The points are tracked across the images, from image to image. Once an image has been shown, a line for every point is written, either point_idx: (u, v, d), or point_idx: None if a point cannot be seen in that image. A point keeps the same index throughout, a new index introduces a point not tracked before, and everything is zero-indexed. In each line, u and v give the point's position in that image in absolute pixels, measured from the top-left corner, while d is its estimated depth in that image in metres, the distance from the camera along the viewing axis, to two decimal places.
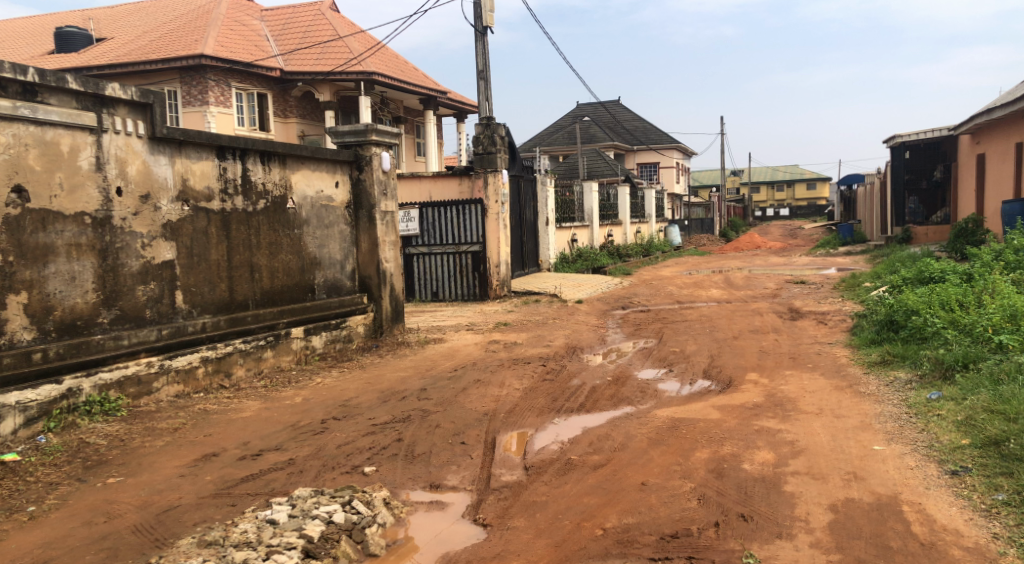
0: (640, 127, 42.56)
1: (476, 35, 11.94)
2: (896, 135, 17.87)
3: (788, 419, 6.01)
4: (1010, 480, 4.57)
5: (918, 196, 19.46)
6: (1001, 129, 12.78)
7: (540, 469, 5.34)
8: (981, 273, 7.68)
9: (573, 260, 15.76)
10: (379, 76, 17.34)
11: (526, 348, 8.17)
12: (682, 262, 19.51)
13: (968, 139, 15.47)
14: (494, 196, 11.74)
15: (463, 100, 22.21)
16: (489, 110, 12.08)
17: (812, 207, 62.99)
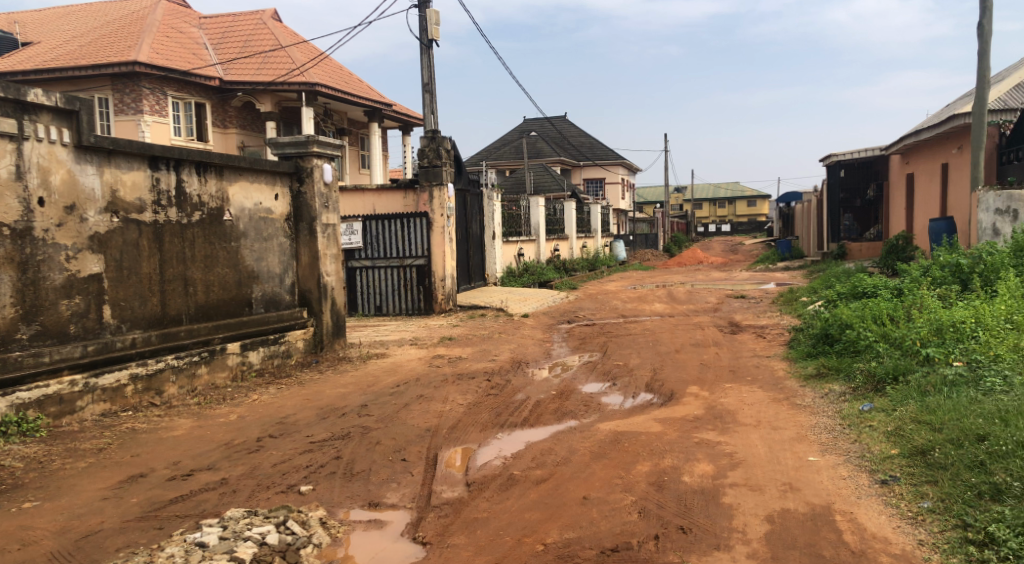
0: (587, 143, 43.07)
1: (421, 48, 11.92)
2: (832, 154, 18.46)
3: (726, 431, 6.10)
4: (934, 488, 4.72)
5: (853, 214, 20.03)
6: (929, 149, 13.33)
7: (482, 485, 5.29)
8: (910, 288, 7.96)
9: (519, 274, 15.80)
10: (321, 86, 17.17)
11: (470, 363, 8.13)
12: (626, 277, 19.75)
13: (899, 158, 16.09)
14: (440, 209, 11.68)
15: (409, 113, 22.18)
16: (434, 123, 12.06)
17: (753, 224, 64.62)
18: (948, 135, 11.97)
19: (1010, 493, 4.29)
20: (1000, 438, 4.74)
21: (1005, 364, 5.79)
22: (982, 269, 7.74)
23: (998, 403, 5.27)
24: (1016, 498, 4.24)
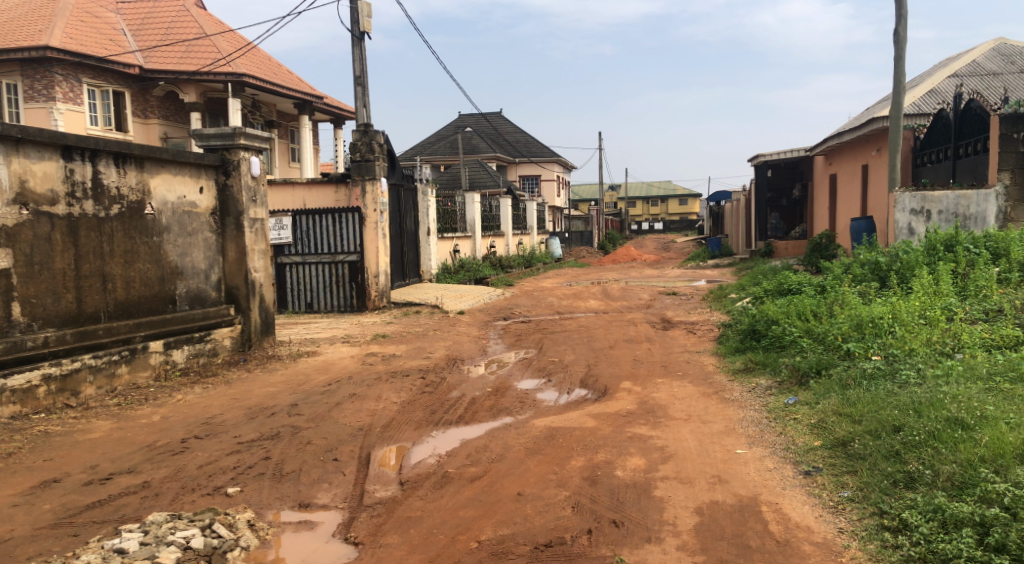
0: (522, 139, 43.13)
1: (353, 40, 11.74)
2: (759, 155, 19.05)
3: (658, 425, 6.21)
4: (854, 478, 4.91)
5: (779, 213, 20.84)
6: (850, 151, 13.87)
7: (416, 483, 5.24)
8: (833, 285, 8.26)
9: (455, 271, 15.75)
10: (249, 77, 16.73)
11: (405, 360, 8.05)
12: (561, 274, 19.91)
13: (822, 159, 16.72)
14: (373, 205, 11.52)
15: (341, 106, 21.84)
16: (367, 116, 11.90)
17: (683, 222, 66.16)
18: (868, 137, 12.48)
19: (922, 481, 4.50)
20: (914, 428, 4.97)
21: (919, 357, 6.06)
22: (899, 266, 8.08)
23: (912, 394, 5.51)
24: (928, 486, 4.45)
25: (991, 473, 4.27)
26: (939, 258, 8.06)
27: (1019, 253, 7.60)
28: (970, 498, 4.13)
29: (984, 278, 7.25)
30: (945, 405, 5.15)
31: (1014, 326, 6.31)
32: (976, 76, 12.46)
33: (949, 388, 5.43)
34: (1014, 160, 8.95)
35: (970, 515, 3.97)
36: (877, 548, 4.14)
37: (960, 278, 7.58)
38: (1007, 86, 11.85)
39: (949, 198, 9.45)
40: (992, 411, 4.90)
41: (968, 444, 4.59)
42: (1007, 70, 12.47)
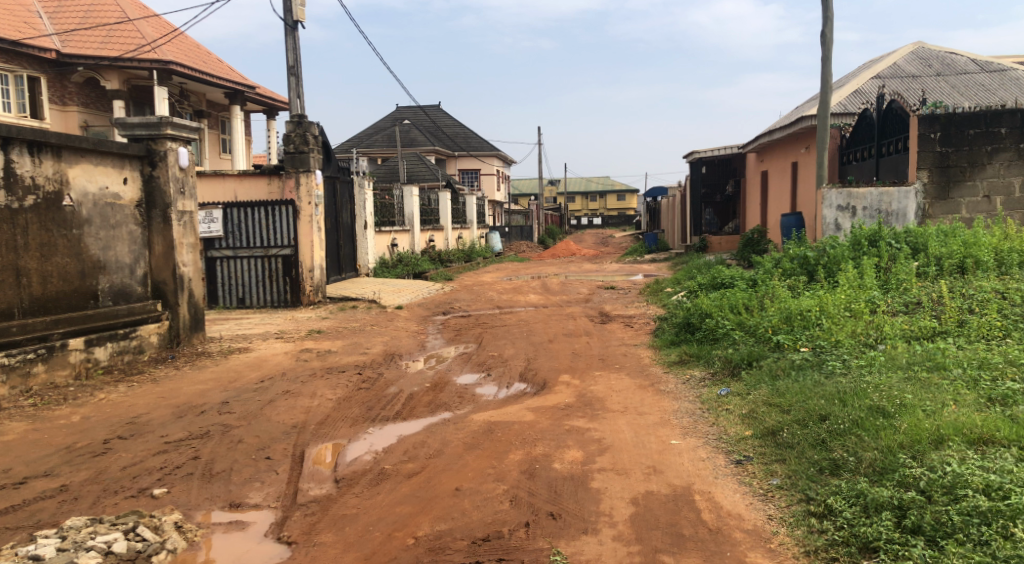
0: (461, 133, 42.95)
1: (286, 29, 11.49)
2: (694, 151, 19.45)
3: (596, 418, 6.28)
4: (782, 465, 5.06)
5: (713, 209, 21.45)
6: (780, 149, 14.28)
7: (352, 481, 5.17)
8: (764, 279, 8.49)
9: (392, 265, 15.62)
10: (176, 64, 16.19)
11: (341, 356, 7.94)
12: (501, 268, 19.94)
13: (754, 156, 17.18)
14: (307, 197, 11.34)
15: (275, 96, 21.35)
16: (301, 107, 11.67)
17: (623, 218, 67.18)
18: (797, 135, 12.87)
19: (846, 468, 4.66)
20: (839, 417, 5.15)
21: (844, 349, 6.28)
22: (826, 261, 8.37)
23: (838, 384, 5.71)
24: (851, 472, 4.61)
25: (909, 458, 4.45)
26: (863, 253, 8.37)
27: (937, 248, 7.94)
28: (890, 482, 4.30)
29: (905, 272, 7.56)
30: (868, 394, 5.36)
31: (932, 317, 6.59)
32: (897, 78, 12.96)
33: (871, 377, 5.65)
34: (932, 159, 9.48)
35: (889, 499, 4.13)
36: (804, 533, 4.27)
37: (883, 272, 7.89)
38: (925, 88, 12.36)
39: (873, 195, 9.69)
40: (910, 399, 5.11)
41: (888, 431, 4.78)
42: (926, 72, 13.01)
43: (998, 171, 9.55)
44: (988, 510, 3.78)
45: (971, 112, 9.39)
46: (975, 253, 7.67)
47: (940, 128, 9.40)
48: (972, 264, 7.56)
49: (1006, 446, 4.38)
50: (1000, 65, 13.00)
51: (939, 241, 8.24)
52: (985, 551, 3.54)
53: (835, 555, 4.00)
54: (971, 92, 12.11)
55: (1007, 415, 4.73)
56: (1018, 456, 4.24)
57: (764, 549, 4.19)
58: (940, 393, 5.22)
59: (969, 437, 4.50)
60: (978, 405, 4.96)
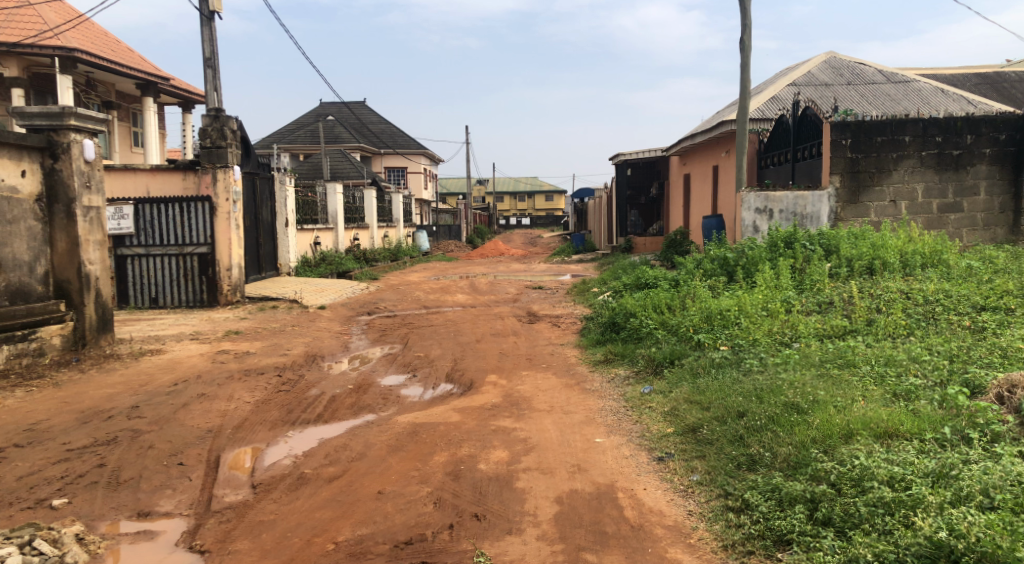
0: (387, 130, 42.52)
1: (202, 19, 11.11)
2: (619, 153, 19.84)
3: (522, 417, 6.29)
4: (702, 462, 5.17)
5: (638, 211, 21.62)
6: (702, 152, 14.62)
7: (269, 486, 5.01)
8: (685, 280, 8.69)
9: (315, 264, 15.29)
10: (81, 52, 15.41)
11: (260, 358, 7.72)
12: (429, 268, 19.78)
13: (676, 159, 17.56)
14: (225, 193, 11.01)
15: (190, 89, 20.61)
16: (218, 100, 11.31)
17: (551, 218, 67.78)
18: (718, 139, 13.18)
19: (762, 463, 4.80)
20: (756, 414, 5.30)
21: (761, 347, 6.48)
22: (744, 262, 8.64)
23: (755, 382, 5.88)
24: (767, 467, 4.75)
25: (820, 453, 4.61)
26: (780, 254, 8.65)
27: (848, 250, 8.27)
28: (803, 476, 4.44)
29: (818, 273, 7.85)
30: (783, 391, 5.52)
31: (843, 316, 6.87)
32: (811, 86, 13.45)
33: (786, 374, 5.84)
34: (843, 164, 9.92)
35: (802, 493, 4.27)
36: (722, 528, 4.36)
37: (798, 272, 8.18)
38: (837, 96, 12.88)
39: (789, 198, 10.05)
40: (822, 395, 5.30)
41: (802, 427, 4.93)
42: (837, 81, 13.59)
43: (903, 178, 10.03)
44: (892, 500, 3.92)
45: (878, 120, 9.83)
46: (882, 255, 8.03)
47: (850, 135, 9.81)
48: (880, 265, 7.92)
49: (909, 439, 4.58)
50: (904, 76, 13.68)
51: (851, 243, 8.58)
52: (889, 540, 3.69)
53: (751, 549, 4.10)
54: (878, 101, 12.68)
55: (909, 410, 4.94)
56: (919, 448, 4.43)
57: (685, 544, 4.27)
58: (849, 389, 5.43)
59: (876, 432, 4.68)
60: (884, 400, 5.17)
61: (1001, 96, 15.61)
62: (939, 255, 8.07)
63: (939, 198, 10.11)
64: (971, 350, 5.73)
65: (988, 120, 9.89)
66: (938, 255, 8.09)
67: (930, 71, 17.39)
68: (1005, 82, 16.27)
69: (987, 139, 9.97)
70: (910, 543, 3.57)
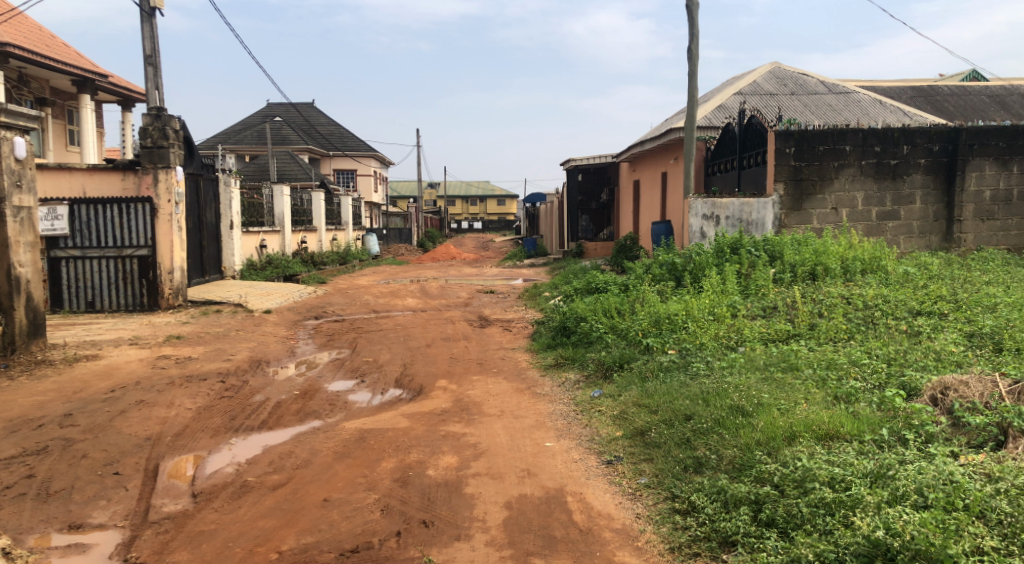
0: (336, 132, 42.01)
1: (142, 16, 10.82)
2: (571, 159, 20.03)
3: (471, 423, 6.25)
4: (650, 465, 5.21)
5: (588, 216, 21.61)
6: (651, 159, 14.82)
7: (210, 495, 4.87)
8: (635, 285, 8.79)
9: (261, 267, 14.99)
10: (14, 47, 14.86)
11: (202, 363, 7.52)
12: (378, 272, 19.60)
13: (626, 166, 17.78)
14: (166, 195, 10.79)
15: (130, 86, 20.04)
16: (159, 99, 11.02)
17: (501, 223, 67.89)
18: (666, 146, 13.38)
19: (708, 465, 4.86)
20: (702, 416, 5.38)
21: (707, 351, 6.58)
22: (692, 267, 8.77)
23: (701, 385, 5.96)
24: (713, 469, 4.81)
25: (765, 455, 4.68)
26: (726, 259, 8.80)
27: (791, 256, 8.47)
28: (748, 478, 4.52)
29: (763, 278, 8.02)
30: (728, 394, 5.61)
31: (786, 321, 7.01)
32: (756, 95, 13.75)
33: (732, 378, 5.93)
34: (786, 172, 10.14)
35: (747, 494, 4.33)
36: (668, 530, 4.41)
37: (743, 277, 8.35)
38: (781, 105, 13.19)
39: (735, 205, 10.18)
40: (766, 398, 5.39)
41: (747, 429, 5.01)
42: (781, 91, 13.93)
43: (844, 186, 10.31)
44: (832, 501, 4.00)
45: (820, 130, 10.10)
46: (824, 261, 8.24)
47: (794, 144, 10.06)
48: (822, 271, 8.13)
49: (849, 441, 4.69)
50: (845, 87, 14.09)
51: (794, 249, 8.78)
52: (829, 540, 3.76)
53: (697, 551, 4.16)
54: (820, 111, 13.03)
55: (850, 412, 5.06)
56: (859, 449, 4.53)
57: (632, 547, 4.30)
58: (793, 392, 5.53)
59: (818, 434, 4.78)
60: (826, 402, 5.28)
61: (935, 108, 16.20)
62: (878, 261, 8.32)
63: (878, 207, 10.44)
64: (907, 354, 5.90)
65: (923, 131, 10.29)
66: (877, 261, 8.34)
67: (870, 84, 17.96)
68: (939, 95, 16.88)
69: (921, 150, 10.38)
70: (849, 542, 3.65)
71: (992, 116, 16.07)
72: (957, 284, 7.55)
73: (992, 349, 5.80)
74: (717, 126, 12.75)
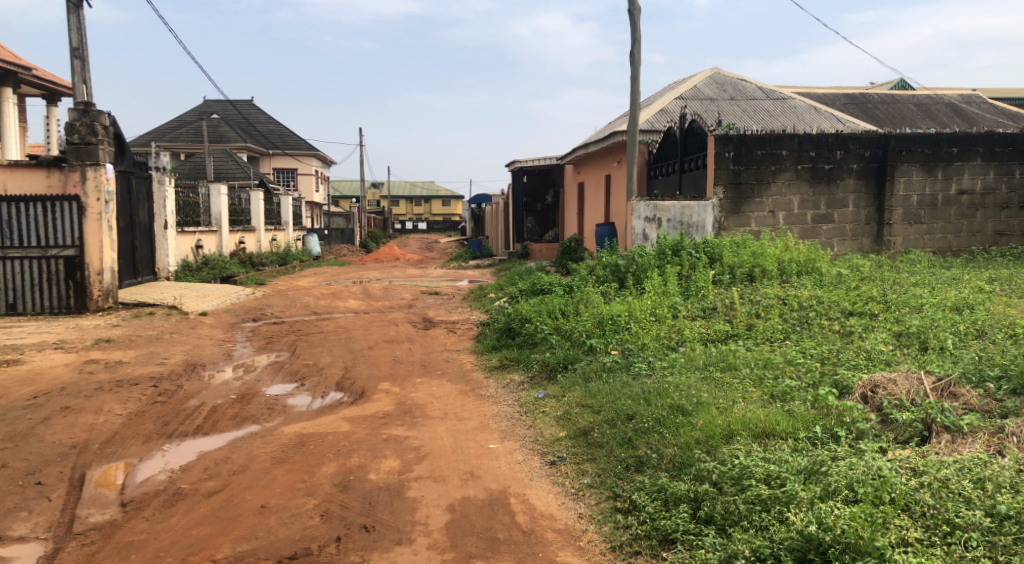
0: (275, 130, 41.21)
1: (69, 7, 10.42)
2: (516, 161, 20.11)
3: (415, 426, 6.19)
4: (592, 464, 5.25)
5: (534, 218, 21.84)
6: (594, 161, 15.01)
7: (140, 504, 4.71)
8: (579, 286, 8.87)
9: (197, 268, 14.61)
10: None
11: (134, 368, 7.28)
12: (317, 273, 19.28)
13: (571, 168, 17.93)
14: (95, 193, 10.41)
15: (56, 80, 19.27)
16: (87, 93, 10.65)
17: (448, 223, 67.61)
18: (609, 149, 13.61)
19: (649, 464, 4.92)
20: (644, 416, 5.44)
21: (649, 351, 6.67)
22: (635, 268, 8.89)
23: (642, 385, 6.03)
24: (653, 468, 4.87)
25: (703, 453, 4.76)
26: (667, 261, 8.94)
27: (730, 258, 8.65)
28: (687, 476, 4.58)
29: (702, 279, 8.17)
30: (669, 393, 5.69)
31: (725, 322, 7.15)
32: (697, 100, 14.02)
33: (672, 378, 6.01)
34: (725, 176, 10.37)
35: (686, 492, 4.40)
36: (610, 529, 4.45)
37: (684, 279, 8.49)
38: (720, 110, 13.48)
39: (676, 207, 10.35)
40: (705, 397, 5.48)
41: (686, 428, 5.09)
42: (721, 96, 14.25)
43: (780, 190, 10.57)
44: (768, 497, 4.07)
45: (758, 134, 10.34)
46: (761, 263, 8.46)
47: (732, 148, 10.29)
48: (760, 273, 8.35)
49: (784, 438, 4.79)
50: (783, 93, 14.48)
51: (733, 251, 8.97)
52: (764, 536, 3.85)
53: (638, 549, 4.21)
54: (758, 117, 13.36)
55: (785, 410, 5.18)
56: (793, 447, 4.64)
57: (574, 547, 4.32)
58: (731, 391, 5.64)
59: (754, 432, 4.88)
60: (762, 401, 5.39)
61: (867, 115, 16.79)
62: (813, 263, 8.57)
63: (813, 210, 10.75)
64: (840, 353, 6.08)
65: (855, 137, 10.65)
66: (812, 263, 8.60)
67: (806, 90, 18.50)
68: (870, 103, 17.52)
69: (854, 155, 10.73)
70: (783, 537, 3.73)
71: (919, 123, 16.75)
72: (886, 286, 7.82)
73: (917, 348, 6.03)
74: (659, 130, 12.95)
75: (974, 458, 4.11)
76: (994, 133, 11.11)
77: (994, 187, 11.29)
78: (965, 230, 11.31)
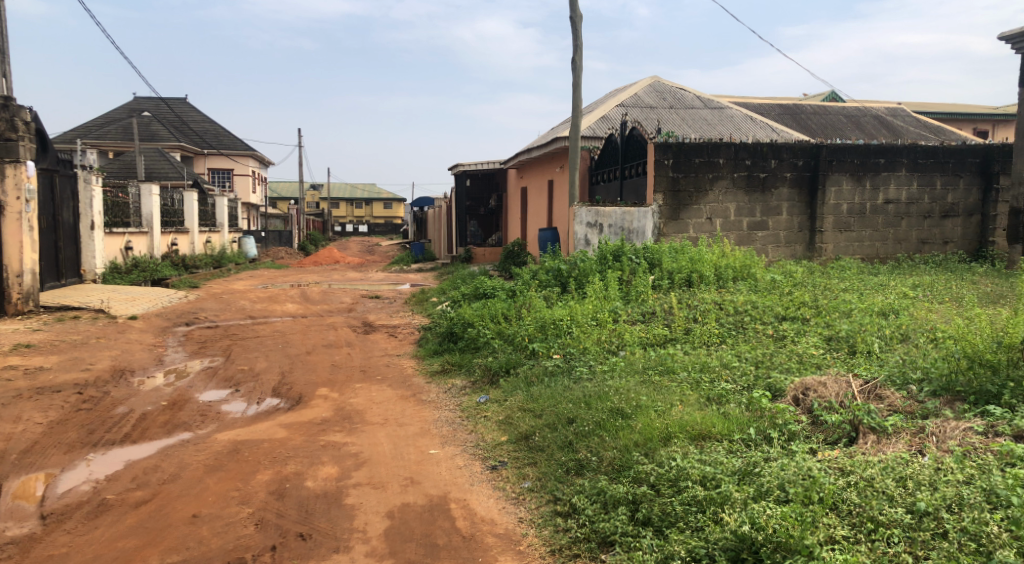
0: (211, 130, 40.24)
1: None
2: (459, 164, 20.07)
3: (353, 431, 6.10)
4: (533, 468, 5.27)
5: (476, 221, 22.17)
6: (537, 166, 15.09)
7: (62, 516, 4.51)
8: (522, 290, 8.90)
9: (126, 271, 14.09)
10: None
11: (57, 374, 6.98)
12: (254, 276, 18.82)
13: (514, 173, 18.00)
14: (14, 191, 10.00)
15: None
16: (6, 87, 10.19)
17: (390, 227, 66.99)
18: (552, 154, 13.70)
19: (589, 467, 4.96)
20: (584, 420, 5.48)
21: (590, 355, 6.74)
22: (576, 273, 8.98)
23: (583, 389, 6.08)
24: (593, 471, 4.91)
25: (641, 455, 4.82)
26: (608, 266, 9.05)
27: (669, 263, 8.82)
28: (625, 478, 4.63)
29: (642, 285, 8.29)
30: (609, 397, 5.74)
31: (663, 326, 7.28)
32: (638, 108, 14.26)
33: (612, 381, 6.08)
34: (665, 182, 10.57)
35: (624, 495, 4.45)
36: (551, 532, 4.46)
37: (624, 283, 8.61)
38: (661, 119, 13.74)
39: (617, 213, 10.49)
40: (644, 400, 5.56)
41: (625, 431, 5.15)
42: (661, 104, 14.53)
43: (717, 198, 10.83)
44: (704, 498, 4.15)
45: (696, 143, 10.58)
46: (699, 268, 8.64)
47: (671, 155, 10.51)
48: (697, 278, 8.53)
49: (720, 440, 4.89)
50: (720, 103, 14.85)
51: (671, 256, 9.13)
52: (700, 536, 3.92)
53: (577, 552, 4.23)
54: (697, 125, 13.66)
55: (721, 413, 5.28)
56: (728, 449, 4.74)
57: (513, 551, 4.32)
58: (669, 394, 5.73)
59: (691, 434, 4.96)
60: (699, 404, 5.50)
61: (800, 125, 17.34)
62: (748, 268, 8.80)
63: (749, 217, 11.04)
64: (773, 357, 6.25)
65: (789, 147, 10.98)
66: (748, 269, 8.83)
67: (743, 100, 18.99)
68: (804, 114, 18.09)
69: (788, 164, 11.07)
70: (718, 537, 3.81)
71: (849, 134, 17.37)
72: (817, 291, 8.08)
73: (846, 351, 6.26)
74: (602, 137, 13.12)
75: (897, 458, 4.27)
76: (918, 145, 11.58)
77: (919, 197, 11.79)
78: (892, 238, 11.78)
